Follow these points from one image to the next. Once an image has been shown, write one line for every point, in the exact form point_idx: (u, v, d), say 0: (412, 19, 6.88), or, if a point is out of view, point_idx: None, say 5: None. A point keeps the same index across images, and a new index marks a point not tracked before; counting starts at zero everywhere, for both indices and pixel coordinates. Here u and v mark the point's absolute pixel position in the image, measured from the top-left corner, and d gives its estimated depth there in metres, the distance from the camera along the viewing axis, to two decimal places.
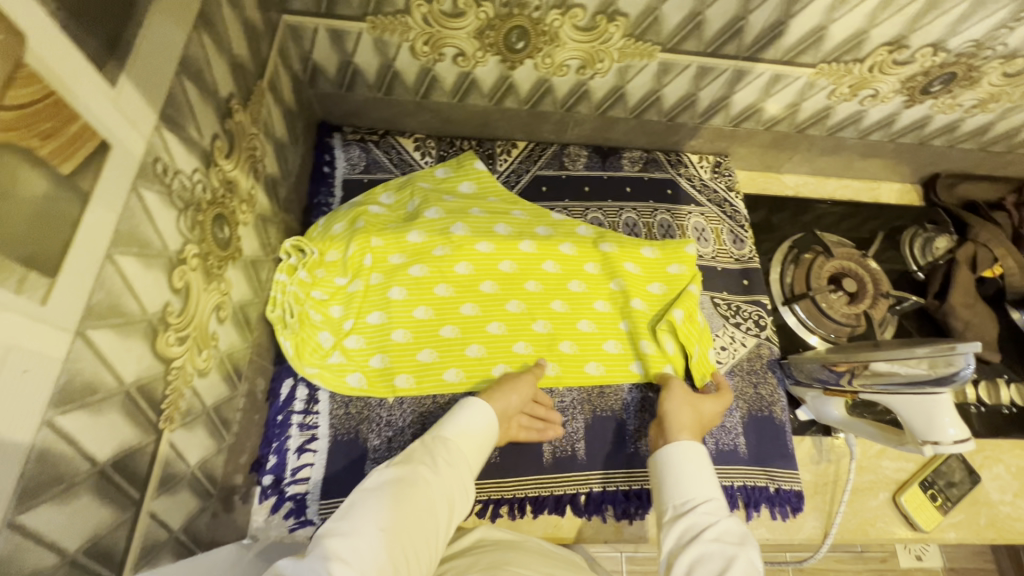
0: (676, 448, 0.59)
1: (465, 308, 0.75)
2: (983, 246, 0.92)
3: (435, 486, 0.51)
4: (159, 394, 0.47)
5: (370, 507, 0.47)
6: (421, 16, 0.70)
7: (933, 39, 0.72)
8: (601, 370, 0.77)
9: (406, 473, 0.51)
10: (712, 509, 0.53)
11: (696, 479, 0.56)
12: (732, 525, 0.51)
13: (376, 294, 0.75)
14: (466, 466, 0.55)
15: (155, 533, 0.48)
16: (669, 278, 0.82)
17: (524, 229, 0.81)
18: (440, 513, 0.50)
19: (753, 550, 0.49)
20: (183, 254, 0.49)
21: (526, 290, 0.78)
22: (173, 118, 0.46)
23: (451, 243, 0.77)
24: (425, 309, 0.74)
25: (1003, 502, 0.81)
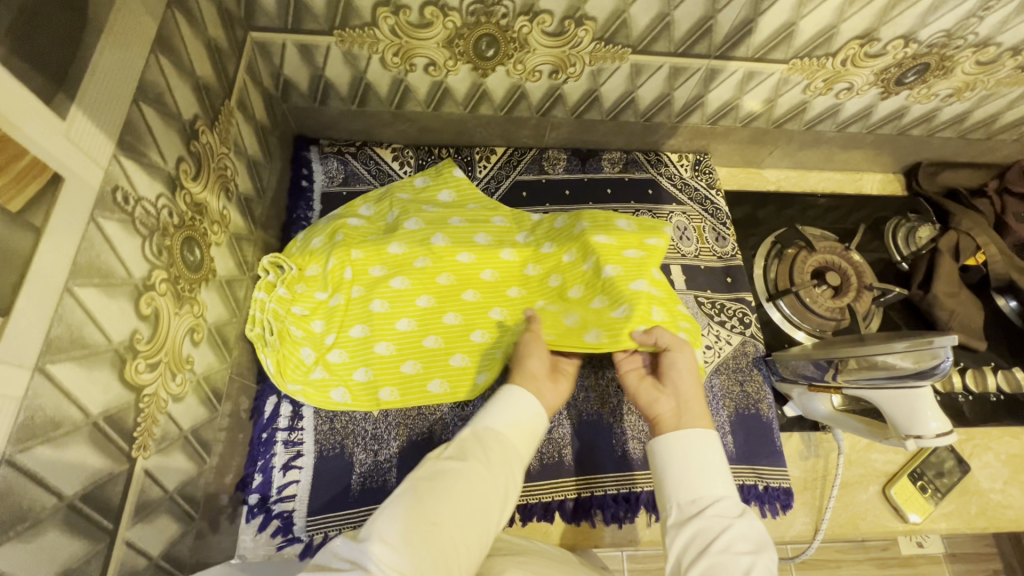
0: (683, 439, 0.57)
1: (448, 317, 0.74)
2: (966, 235, 0.92)
3: (485, 480, 0.51)
4: (130, 423, 0.46)
5: (422, 497, 0.47)
6: (389, 27, 0.69)
7: (903, 31, 0.72)
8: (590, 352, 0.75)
9: (458, 467, 0.51)
10: (723, 510, 0.52)
11: (710, 476, 0.54)
12: (746, 530, 0.50)
13: (358, 307, 0.73)
14: (514, 455, 0.55)
15: (133, 561, 0.48)
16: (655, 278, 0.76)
17: (504, 236, 0.80)
18: (493, 506, 0.50)
19: (769, 556, 0.49)
20: (150, 280, 0.49)
21: (510, 296, 0.76)
22: (132, 145, 0.46)
23: (431, 254, 0.76)
24: (408, 321, 0.73)
25: (994, 491, 0.81)
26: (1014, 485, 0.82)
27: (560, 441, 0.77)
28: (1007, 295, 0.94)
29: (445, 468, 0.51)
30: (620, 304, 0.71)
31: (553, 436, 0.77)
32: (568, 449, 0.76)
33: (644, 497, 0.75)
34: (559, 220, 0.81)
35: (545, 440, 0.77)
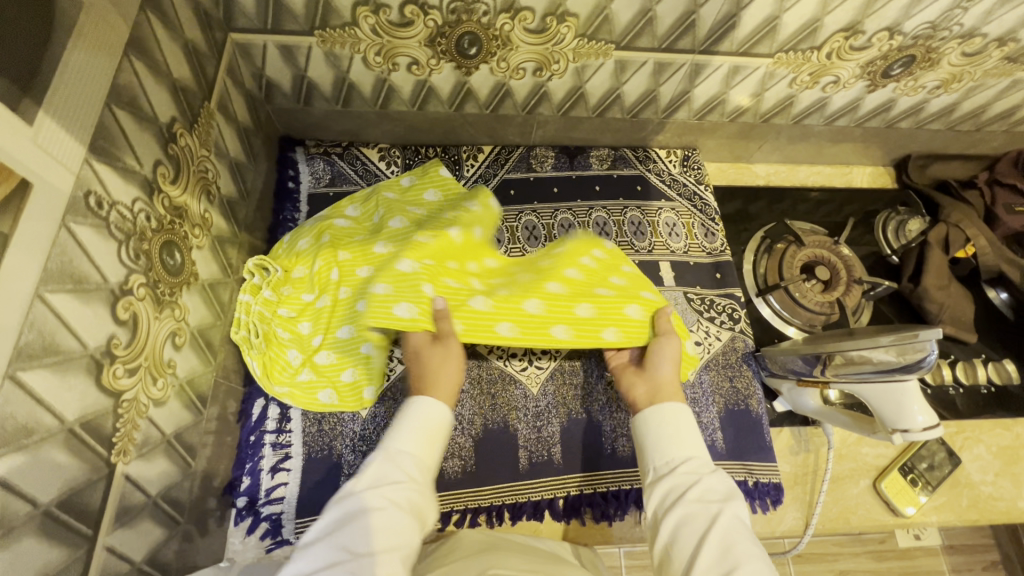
0: (659, 410, 0.61)
1: (399, 307, 0.65)
2: (955, 227, 0.91)
3: (404, 508, 0.50)
4: (108, 428, 0.46)
5: (326, 550, 0.46)
6: (369, 27, 0.69)
7: (887, 23, 0.72)
8: (569, 336, 0.68)
9: (359, 504, 0.50)
10: (695, 467, 0.56)
11: (681, 436, 0.58)
12: (714, 482, 0.54)
13: (345, 307, 0.71)
14: (422, 474, 0.55)
15: (115, 566, 0.48)
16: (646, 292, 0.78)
17: (472, 223, 0.79)
18: (405, 526, 0.49)
19: (738, 503, 0.53)
20: (128, 285, 0.49)
21: (447, 285, 0.70)
22: (105, 149, 0.46)
23: (415, 250, 0.72)
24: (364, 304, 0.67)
25: (984, 483, 0.81)
26: (1005, 477, 0.82)
27: (550, 439, 0.77)
28: (999, 287, 0.94)
29: (358, 506, 0.50)
30: (531, 298, 0.69)
31: (542, 435, 0.77)
32: (558, 448, 0.76)
33: (634, 494, 0.75)
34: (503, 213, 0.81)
35: (534, 439, 0.76)
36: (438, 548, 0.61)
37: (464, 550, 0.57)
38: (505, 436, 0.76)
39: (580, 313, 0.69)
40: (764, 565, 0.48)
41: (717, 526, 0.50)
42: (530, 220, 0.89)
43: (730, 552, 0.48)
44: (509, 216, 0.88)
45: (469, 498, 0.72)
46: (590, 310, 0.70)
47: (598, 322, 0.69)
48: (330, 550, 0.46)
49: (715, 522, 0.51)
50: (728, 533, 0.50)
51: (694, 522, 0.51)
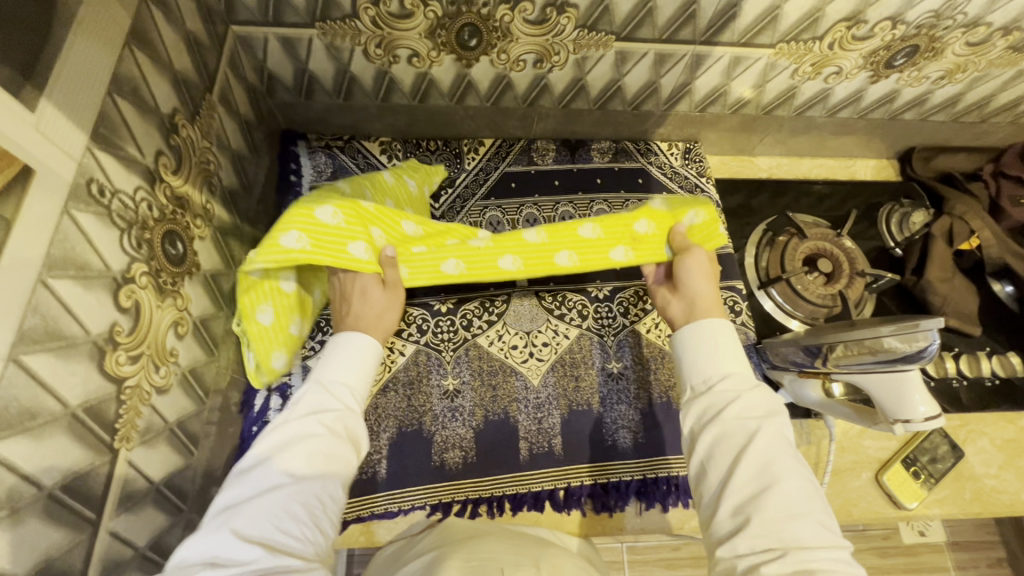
0: (697, 327, 0.61)
1: (354, 246, 0.62)
2: (959, 220, 0.91)
3: (343, 436, 0.53)
4: (111, 414, 0.47)
5: (264, 475, 0.48)
6: (369, 19, 0.69)
7: (890, 13, 0.71)
8: (519, 265, 0.68)
9: (297, 432, 0.51)
10: (733, 385, 0.56)
11: (720, 356, 0.58)
12: (754, 400, 0.54)
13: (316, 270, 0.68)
14: (356, 399, 0.57)
15: (118, 550, 0.49)
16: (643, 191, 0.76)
17: (403, 199, 0.80)
18: (343, 449, 0.52)
19: (779, 419, 0.53)
20: (131, 272, 0.49)
21: (400, 229, 0.66)
22: (107, 138, 0.46)
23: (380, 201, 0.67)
24: (299, 237, 0.60)
25: (988, 476, 0.81)
26: (1009, 470, 0.82)
27: (551, 431, 0.77)
28: (1004, 280, 0.93)
29: (294, 433, 0.51)
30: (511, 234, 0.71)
31: (543, 426, 0.77)
32: (558, 439, 0.76)
33: (634, 485, 0.75)
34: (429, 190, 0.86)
35: (534, 430, 0.77)
36: (430, 535, 0.66)
37: (450, 538, 0.61)
38: (506, 427, 0.76)
39: (530, 238, 0.68)
40: (803, 481, 0.49)
41: (754, 443, 0.51)
42: (531, 213, 0.89)
43: (767, 470, 0.49)
44: (510, 209, 0.89)
45: (470, 489, 0.73)
46: (541, 235, 0.68)
47: (551, 246, 0.68)
48: (268, 474, 0.48)
49: (753, 439, 0.51)
50: (768, 450, 0.50)
51: (730, 442, 0.52)
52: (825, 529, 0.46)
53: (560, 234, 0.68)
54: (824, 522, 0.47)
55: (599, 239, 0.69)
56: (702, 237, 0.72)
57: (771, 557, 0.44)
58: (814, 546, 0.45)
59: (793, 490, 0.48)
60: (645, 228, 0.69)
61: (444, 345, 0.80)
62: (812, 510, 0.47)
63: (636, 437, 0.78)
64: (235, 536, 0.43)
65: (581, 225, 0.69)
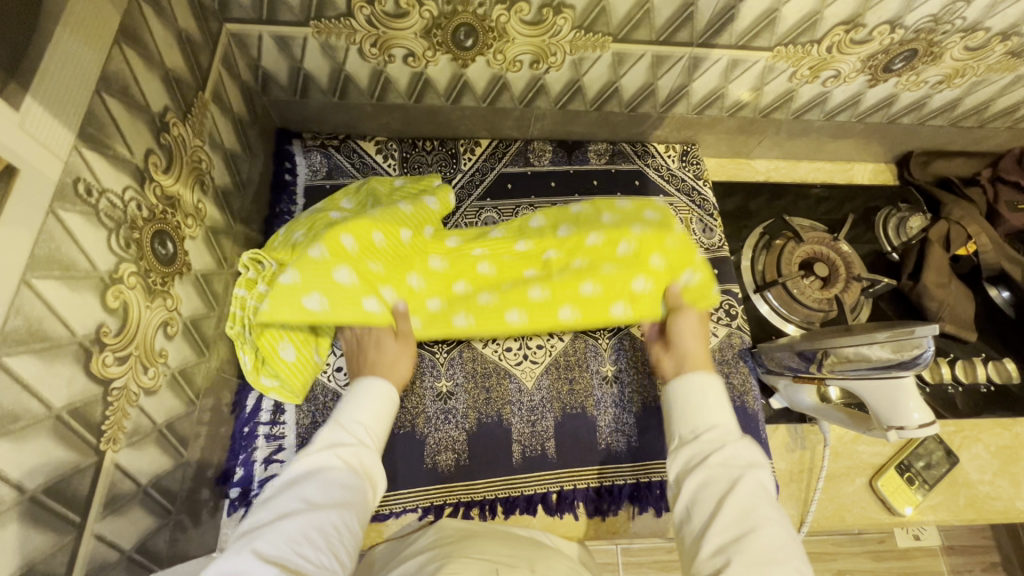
0: (683, 385, 0.65)
1: (367, 302, 0.68)
2: (957, 225, 0.90)
3: (359, 470, 0.58)
4: (97, 416, 0.46)
5: (289, 503, 0.52)
6: (364, 18, 0.68)
7: (888, 17, 0.71)
8: (523, 320, 0.74)
9: (317, 466, 0.56)
10: (719, 434, 0.60)
11: (707, 407, 0.63)
12: (738, 450, 0.58)
13: (319, 274, 0.66)
14: (370, 435, 0.62)
15: (104, 553, 0.48)
16: (649, 220, 0.76)
17: (423, 223, 0.77)
18: (359, 484, 0.57)
19: (761, 469, 0.57)
20: (118, 273, 0.49)
21: (407, 285, 0.73)
22: (95, 136, 0.46)
23: (392, 238, 0.72)
24: (320, 300, 0.65)
25: (982, 482, 0.81)
26: (1003, 477, 0.81)
27: (544, 434, 0.76)
28: (1000, 285, 0.93)
29: (313, 466, 0.56)
30: (508, 279, 0.76)
31: (536, 429, 0.77)
32: (551, 443, 0.76)
33: (627, 489, 0.75)
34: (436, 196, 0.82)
35: (528, 433, 0.76)
36: (425, 534, 0.65)
37: (444, 540, 0.61)
38: (499, 430, 0.76)
39: (534, 296, 0.74)
40: (780, 528, 0.52)
41: (735, 489, 0.54)
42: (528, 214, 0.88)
43: (747, 517, 0.52)
44: (506, 210, 0.88)
45: (462, 492, 0.73)
46: (544, 293, 0.74)
47: (552, 303, 0.74)
48: (288, 501, 0.52)
49: (734, 486, 0.55)
50: (749, 498, 0.54)
51: (713, 488, 0.55)
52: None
53: (565, 291, 0.73)
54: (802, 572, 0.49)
55: (600, 295, 0.74)
56: (695, 298, 0.74)
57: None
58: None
59: (772, 538, 0.51)
60: (643, 285, 0.74)
61: (437, 346, 0.79)
62: (791, 557, 0.50)
63: (630, 441, 0.77)
64: (259, 555, 0.46)
65: (582, 283, 0.74)
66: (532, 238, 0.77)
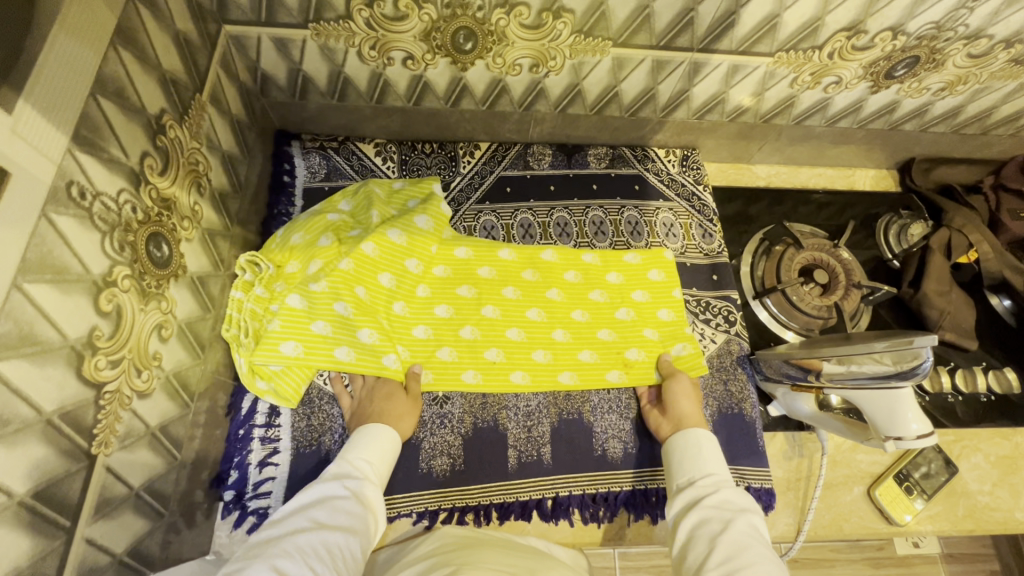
0: (682, 436, 0.69)
1: (388, 357, 0.74)
2: (959, 232, 0.90)
3: (363, 499, 0.58)
4: (89, 419, 0.46)
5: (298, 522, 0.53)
6: (363, 20, 0.68)
7: (891, 23, 0.70)
8: (527, 380, 0.78)
9: (327, 492, 0.58)
10: (714, 481, 0.62)
11: (702, 457, 0.66)
12: (732, 495, 0.60)
13: (321, 304, 0.73)
14: (376, 472, 0.63)
15: (95, 557, 0.48)
16: (652, 284, 0.85)
17: (417, 246, 0.80)
18: (364, 511, 0.57)
19: (754, 516, 0.58)
20: (112, 276, 0.49)
21: (415, 337, 0.77)
22: (90, 140, 0.46)
23: (400, 277, 0.78)
24: (348, 350, 0.72)
25: (982, 492, 0.80)
26: (1003, 487, 0.81)
27: (540, 439, 0.76)
28: (1001, 294, 0.92)
29: (319, 493, 0.58)
30: (514, 325, 0.80)
31: (532, 435, 0.76)
32: (547, 448, 0.76)
33: (623, 496, 0.75)
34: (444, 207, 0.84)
35: (524, 439, 0.76)
36: (426, 539, 0.65)
37: (443, 548, 0.60)
38: (495, 434, 0.76)
39: (538, 359, 0.79)
40: (773, 565, 0.52)
41: (729, 527, 0.55)
42: (526, 218, 0.88)
43: (742, 549, 0.53)
44: (504, 214, 0.88)
45: (456, 497, 0.72)
46: (547, 356, 0.79)
47: (554, 366, 0.79)
48: (296, 521, 0.53)
49: (728, 524, 0.56)
50: (743, 535, 0.54)
51: (709, 525, 0.57)
52: None
53: (566, 358, 0.79)
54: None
55: (596, 362, 0.80)
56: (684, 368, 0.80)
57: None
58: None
59: (767, 570, 0.51)
60: (635, 355, 0.81)
61: None
62: None
63: (626, 448, 0.77)
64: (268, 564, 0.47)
65: (580, 351, 0.80)
66: (536, 267, 0.84)
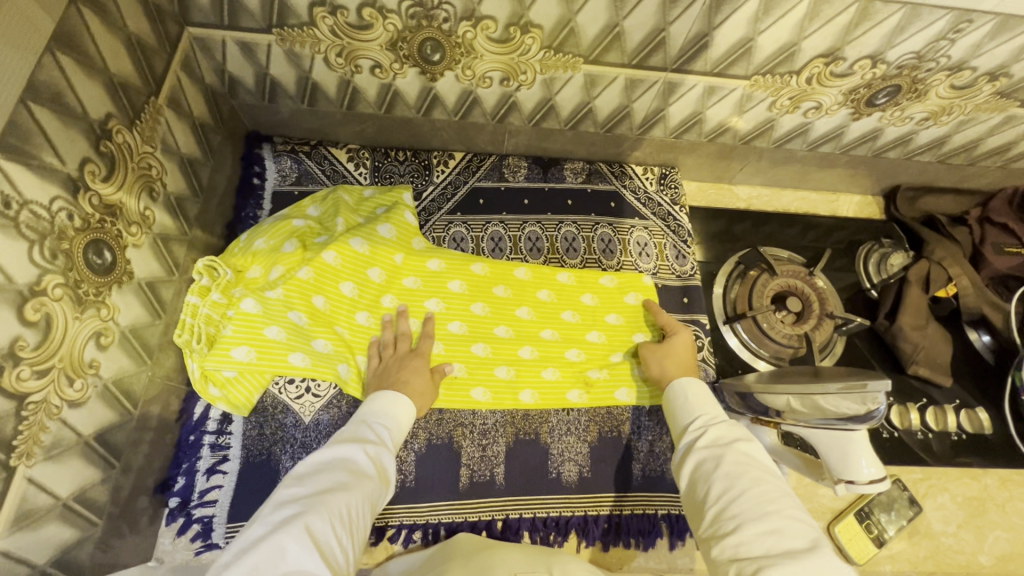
0: (670, 390, 0.70)
1: (343, 367, 0.73)
2: (938, 265, 0.87)
3: (381, 470, 0.58)
4: (9, 432, 0.46)
5: (324, 478, 0.53)
6: (328, 28, 0.67)
7: (869, 52, 0.68)
8: (489, 397, 0.76)
9: (347, 453, 0.57)
10: (704, 422, 0.63)
11: (692, 402, 0.67)
12: (723, 430, 0.61)
13: (276, 310, 0.72)
14: (392, 440, 0.63)
15: (11, 569, 0.48)
16: (627, 308, 0.83)
17: (384, 257, 0.79)
18: (379, 478, 0.57)
19: (748, 441, 0.59)
20: (42, 285, 0.48)
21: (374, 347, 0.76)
22: (18, 147, 0.45)
23: (364, 287, 0.77)
24: (303, 356, 0.72)
25: (946, 534, 0.78)
26: (968, 529, 0.79)
27: (493, 459, 0.75)
28: (981, 329, 0.90)
29: (344, 455, 0.57)
30: (480, 341, 0.79)
31: (486, 454, 0.75)
32: (500, 468, 0.74)
33: (575, 520, 0.74)
34: (411, 215, 0.82)
35: (477, 458, 0.75)
36: (432, 554, 0.65)
37: (463, 549, 0.63)
38: (448, 451, 0.74)
39: (500, 375, 0.78)
40: (771, 485, 0.54)
41: (721, 462, 0.56)
42: (497, 231, 0.87)
43: (739, 478, 0.54)
44: (475, 225, 0.87)
45: (405, 515, 0.71)
46: (510, 372, 0.78)
47: (516, 383, 0.77)
48: (323, 480, 0.53)
49: (720, 459, 0.57)
50: (738, 463, 0.56)
51: (707, 463, 0.57)
52: (799, 523, 0.50)
53: (531, 377, 0.78)
54: (796, 518, 0.51)
55: (558, 381, 0.78)
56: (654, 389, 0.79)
57: (754, 544, 0.48)
58: (790, 536, 0.48)
59: (766, 491, 0.53)
60: (596, 374, 0.79)
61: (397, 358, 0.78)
62: (783, 508, 0.51)
63: (581, 472, 0.76)
64: (303, 525, 0.47)
65: (544, 368, 0.79)
66: (509, 282, 0.82)
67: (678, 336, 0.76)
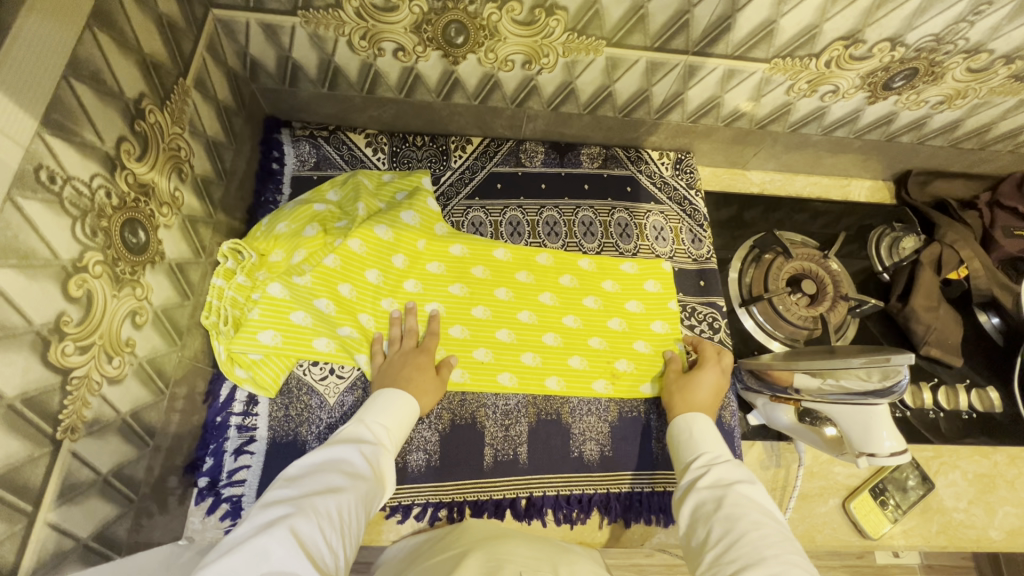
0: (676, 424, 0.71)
1: (361, 356, 0.73)
2: (950, 247, 0.89)
3: (378, 470, 0.59)
4: (54, 406, 0.47)
5: (313, 481, 0.54)
6: (354, 10, 0.67)
7: (889, 34, 0.69)
8: (514, 382, 0.77)
9: (340, 454, 0.58)
10: (705, 460, 0.64)
11: (694, 439, 0.68)
12: (725, 470, 0.62)
13: (302, 296, 0.72)
14: (390, 438, 0.63)
15: (59, 541, 0.49)
16: (647, 296, 0.84)
17: (408, 245, 0.79)
18: (373, 477, 0.57)
19: (751, 484, 0.60)
20: (84, 262, 0.48)
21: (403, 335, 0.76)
22: (61, 123, 0.45)
23: (388, 274, 0.77)
24: (328, 342, 0.73)
25: (957, 509, 0.80)
26: (979, 505, 0.81)
27: (517, 439, 0.76)
28: (990, 311, 0.92)
29: (336, 455, 0.58)
30: (504, 327, 0.79)
31: (510, 434, 0.76)
32: (524, 448, 0.75)
33: (598, 498, 0.75)
34: (433, 202, 0.83)
35: (500, 438, 0.76)
36: (443, 538, 0.64)
37: (471, 537, 0.63)
38: (472, 432, 0.75)
39: (526, 360, 0.78)
40: (770, 529, 0.54)
41: (722, 504, 0.58)
42: (515, 216, 0.88)
43: (737, 522, 0.55)
44: (493, 210, 0.87)
45: (431, 492, 0.72)
46: (535, 358, 0.79)
47: (541, 369, 0.78)
48: (313, 483, 0.54)
49: (720, 500, 0.58)
50: (739, 506, 0.57)
51: (707, 505, 0.59)
52: (796, 568, 0.50)
53: (557, 364, 0.79)
54: (794, 563, 0.51)
55: (582, 369, 0.79)
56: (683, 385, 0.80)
57: None
58: None
59: (764, 535, 0.53)
60: (621, 366, 0.80)
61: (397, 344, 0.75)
62: (781, 553, 0.52)
63: (602, 450, 0.77)
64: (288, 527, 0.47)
65: (568, 357, 0.80)
66: (531, 269, 0.83)
67: (708, 377, 0.75)
